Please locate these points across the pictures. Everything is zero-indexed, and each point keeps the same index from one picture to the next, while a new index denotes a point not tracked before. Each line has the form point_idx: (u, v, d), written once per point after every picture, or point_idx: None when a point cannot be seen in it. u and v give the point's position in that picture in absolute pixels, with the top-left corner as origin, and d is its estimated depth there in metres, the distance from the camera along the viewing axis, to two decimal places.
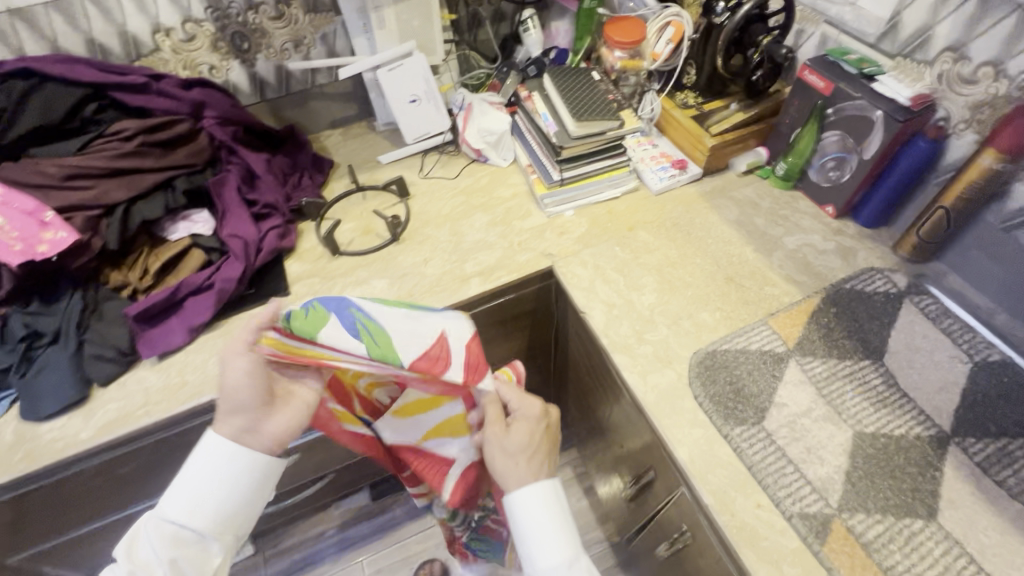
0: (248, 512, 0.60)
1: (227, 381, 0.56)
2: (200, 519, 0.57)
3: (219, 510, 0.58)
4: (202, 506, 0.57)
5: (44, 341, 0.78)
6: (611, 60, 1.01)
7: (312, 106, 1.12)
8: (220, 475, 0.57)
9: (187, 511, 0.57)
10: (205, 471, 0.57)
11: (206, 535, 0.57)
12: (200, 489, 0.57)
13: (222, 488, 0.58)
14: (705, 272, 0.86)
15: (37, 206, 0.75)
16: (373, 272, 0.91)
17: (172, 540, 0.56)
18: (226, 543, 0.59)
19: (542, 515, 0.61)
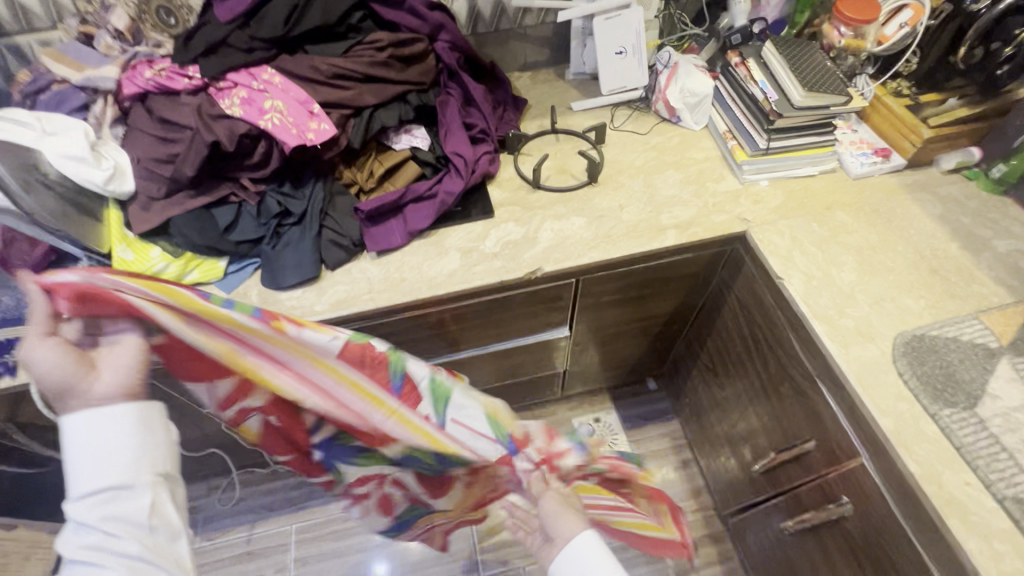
0: (154, 445, 0.57)
1: (36, 376, 0.54)
2: (111, 477, 0.54)
3: (121, 459, 0.55)
4: (108, 468, 0.54)
5: (291, 220, 0.87)
6: (833, 36, 1.00)
7: (512, 46, 1.16)
8: (99, 441, 0.55)
9: (92, 479, 0.54)
10: (84, 442, 0.54)
11: (132, 484, 0.55)
12: (89, 459, 0.54)
13: (108, 443, 0.55)
14: (908, 260, 0.86)
15: (309, 97, 0.83)
16: (572, 209, 0.95)
17: (105, 507, 0.54)
18: (153, 479, 0.56)
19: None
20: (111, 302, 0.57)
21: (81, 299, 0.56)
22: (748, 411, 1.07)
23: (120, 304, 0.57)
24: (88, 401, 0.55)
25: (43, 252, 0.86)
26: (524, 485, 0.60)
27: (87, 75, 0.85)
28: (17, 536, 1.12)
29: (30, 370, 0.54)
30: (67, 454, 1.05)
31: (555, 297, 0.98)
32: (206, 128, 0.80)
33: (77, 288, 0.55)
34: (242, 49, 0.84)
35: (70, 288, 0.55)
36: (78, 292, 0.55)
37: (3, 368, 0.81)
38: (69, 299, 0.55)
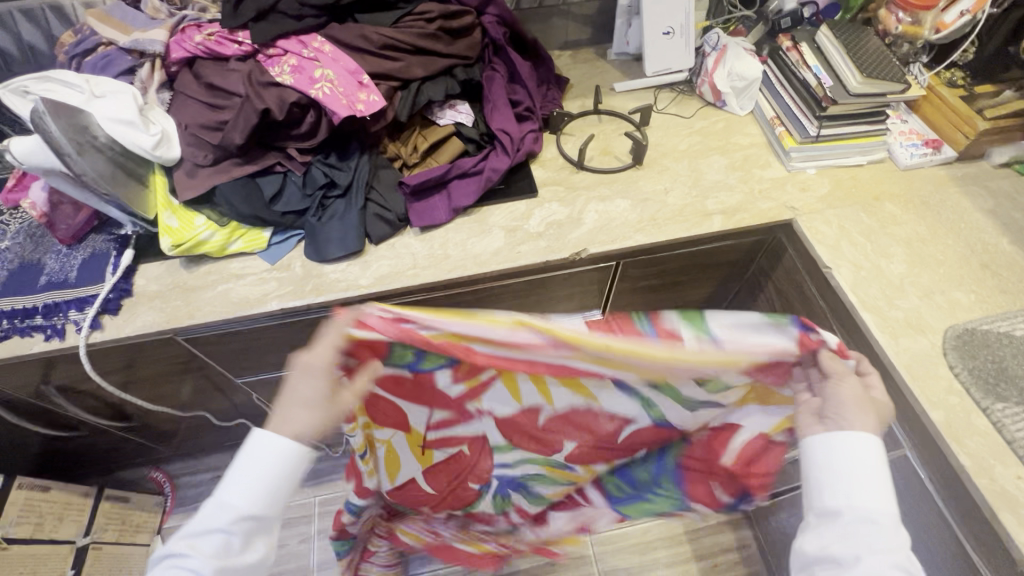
0: (296, 483, 0.54)
1: (291, 389, 0.54)
2: (260, 506, 0.52)
3: (267, 489, 0.52)
4: (262, 495, 0.52)
5: (335, 193, 0.87)
6: (890, 21, 0.98)
7: (553, 23, 1.14)
8: (276, 469, 0.52)
9: (249, 496, 0.51)
10: (253, 461, 0.52)
11: (268, 521, 0.52)
12: (263, 479, 0.52)
13: (281, 469, 0.52)
14: (958, 254, 0.85)
15: (358, 67, 0.82)
16: (616, 191, 0.94)
17: (238, 528, 0.51)
18: (276, 514, 0.53)
19: (862, 462, 0.48)
20: (385, 327, 0.51)
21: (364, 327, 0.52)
22: None
23: (443, 343, 0.51)
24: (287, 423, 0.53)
25: (86, 217, 0.86)
26: (840, 391, 0.51)
27: (134, 38, 0.84)
28: (52, 497, 1.14)
29: (290, 383, 0.54)
30: (103, 419, 1.07)
31: (594, 280, 0.97)
32: (257, 96, 0.79)
33: (399, 326, 0.51)
34: (292, 15, 0.83)
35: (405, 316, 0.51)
36: (390, 326, 0.51)
37: (52, 331, 0.80)
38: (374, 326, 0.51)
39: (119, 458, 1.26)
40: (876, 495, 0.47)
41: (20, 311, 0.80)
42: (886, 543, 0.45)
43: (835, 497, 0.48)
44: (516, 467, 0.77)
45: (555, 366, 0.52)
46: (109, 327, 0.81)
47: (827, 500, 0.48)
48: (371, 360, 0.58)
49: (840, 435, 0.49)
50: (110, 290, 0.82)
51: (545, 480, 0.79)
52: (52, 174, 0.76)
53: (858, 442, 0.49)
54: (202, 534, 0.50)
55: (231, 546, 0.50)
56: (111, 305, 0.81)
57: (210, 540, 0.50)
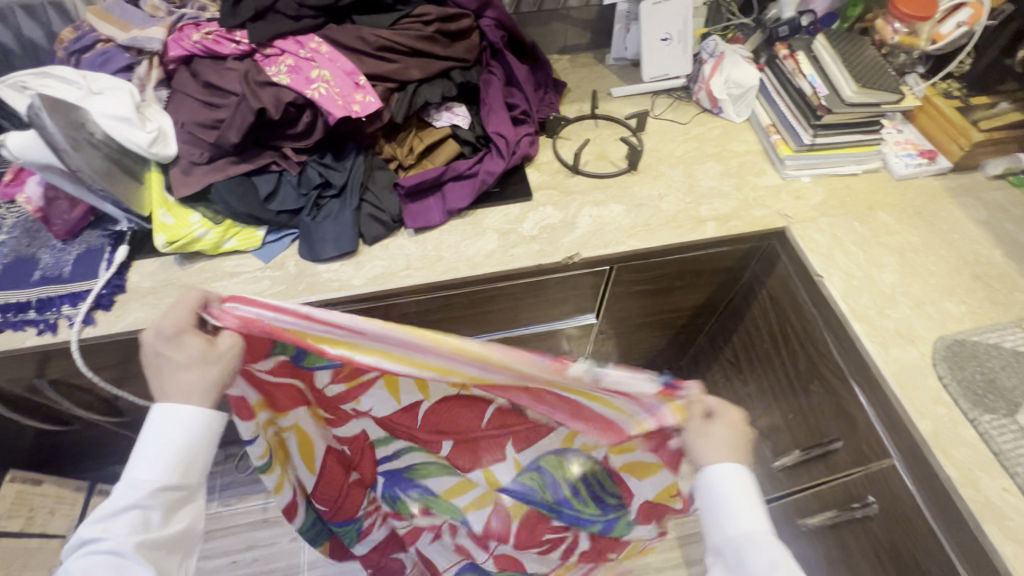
0: (203, 454, 0.57)
1: (184, 374, 0.56)
2: (173, 478, 0.55)
3: (177, 460, 0.55)
4: (173, 467, 0.55)
5: (331, 192, 0.87)
6: (887, 32, 0.98)
7: (553, 27, 1.14)
8: (182, 440, 0.55)
9: (157, 470, 0.54)
10: (157, 436, 0.55)
11: (184, 490, 0.56)
12: (172, 453, 0.55)
13: (186, 438, 0.56)
14: (950, 265, 0.85)
15: (355, 69, 0.83)
16: (611, 196, 0.95)
17: (154, 502, 0.54)
18: (189, 485, 0.56)
19: (732, 490, 0.56)
20: (274, 329, 0.60)
21: (246, 324, 0.59)
22: (771, 408, 1.07)
23: (312, 341, 0.61)
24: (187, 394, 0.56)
25: (82, 213, 0.86)
26: (685, 437, 0.61)
27: (133, 35, 0.84)
28: (44, 491, 1.14)
29: (182, 369, 0.56)
30: (96, 414, 1.07)
31: (588, 284, 0.97)
32: (253, 95, 0.79)
33: (273, 325, 0.59)
34: (290, 15, 0.83)
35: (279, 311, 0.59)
36: (269, 330, 0.60)
37: (44, 326, 0.80)
38: (264, 325, 0.59)
39: (113, 453, 1.27)
40: (747, 516, 0.55)
41: (13, 305, 0.81)
42: (763, 560, 0.52)
43: (718, 533, 0.56)
44: (398, 454, 0.92)
45: (427, 367, 0.62)
46: (102, 323, 0.81)
47: (715, 536, 0.56)
48: (257, 355, 0.65)
49: (710, 471, 0.58)
50: (104, 285, 0.82)
51: (426, 472, 0.94)
52: (48, 169, 0.76)
53: (718, 471, 0.57)
54: (116, 515, 0.52)
55: (147, 518, 0.53)
56: (104, 300, 0.82)
57: (126, 518, 0.52)
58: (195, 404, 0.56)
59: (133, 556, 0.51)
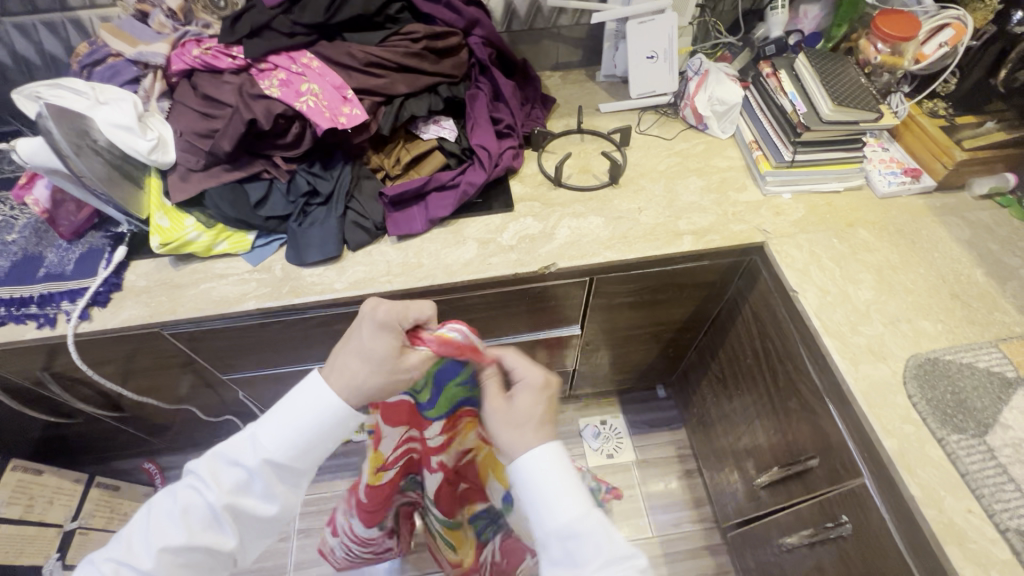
0: (321, 444, 0.59)
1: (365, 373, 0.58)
2: (287, 462, 0.57)
3: (297, 442, 0.57)
4: (292, 452, 0.57)
5: (318, 200, 0.91)
6: (870, 51, 0.99)
7: (544, 45, 1.18)
8: (309, 429, 0.58)
9: (278, 446, 0.57)
10: (292, 412, 0.58)
11: (290, 476, 0.58)
12: (296, 437, 0.57)
13: (314, 431, 0.58)
14: (928, 283, 0.85)
15: (343, 83, 0.87)
16: (591, 208, 0.96)
17: (264, 476, 0.57)
18: (294, 469, 0.58)
19: (551, 475, 0.55)
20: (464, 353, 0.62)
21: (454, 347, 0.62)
22: (754, 425, 1.06)
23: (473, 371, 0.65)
24: (340, 374, 0.59)
25: (87, 214, 0.92)
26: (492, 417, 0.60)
27: (139, 50, 0.90)
28: (45, 481, 1.18)
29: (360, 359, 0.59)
30: (96, 408, 1.11)
31: (568, 295, 0.98)
32: (246, 106, 0.84)
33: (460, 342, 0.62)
34: (285, 33, 0.88)
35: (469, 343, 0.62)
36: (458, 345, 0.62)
37: (44, 320, 0.85)
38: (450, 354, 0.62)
39: (114, 447, 1.31)
40: (569, 499, 0.55)
41: (17, 299, 0.86)
42: (583, 546, 0.53)
43: (540, 523, 0.55)
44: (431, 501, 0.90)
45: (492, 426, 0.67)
46: (97, 319, 0.86)
47: (540, 527, 0.55)
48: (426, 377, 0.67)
49: (521, 462, 0.57)
50: (101, 283, 0.87)
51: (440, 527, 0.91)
52: (56, 173, 0.81)
53: (531, 460, 0.56)
54: (231, 469, 0.57)
55: (250, 486, 0.57)
56: (100, 297, 0.86)
57: (235, 473, 0.56)
58: (340, 395, 0.58)
59: (223, 516, 0.55)
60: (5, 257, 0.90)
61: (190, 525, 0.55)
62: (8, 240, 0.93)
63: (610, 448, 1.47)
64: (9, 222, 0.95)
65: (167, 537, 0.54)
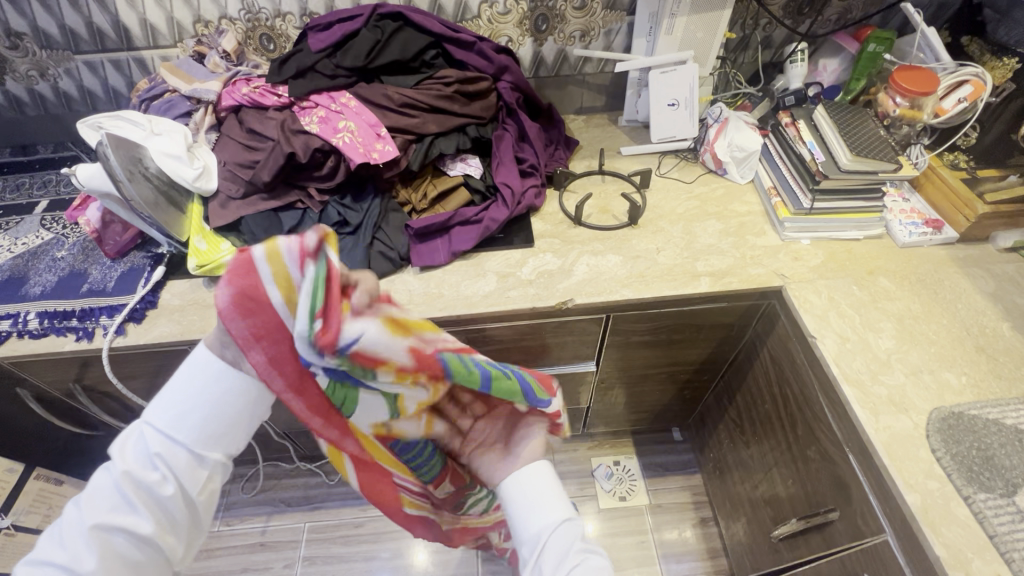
0: (205, 410, 0.54)
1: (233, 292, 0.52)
2: (183, 433, 0.54)
3: (185, 412, 0.54)
4: (185, 423, 0.54)
5: (347, 230, 0.95)
6: (888, 105, 1.01)
7: (569, 90, 1.23)
8: (192, 394, 0.54)
9: (164, 417, 0.54)
10: (177, 381, 0.55)
11: (194, 452, 0.54)
12: (184, 407, 0.54)
13: (195, 397, 0.54)
14: (952, 334, 0.83)
15: (378, 122, 0.92)
16: (609, 247, 0.99)
17: (159, 446, 0.53)
18: (193, 442, 0.54)
19: (541, 479, 0.61)
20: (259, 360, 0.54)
21: (241, 286, 0.51)
22: (772, 473, 1.04)
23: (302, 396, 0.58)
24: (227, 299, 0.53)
25: (132, 235, 0.98)
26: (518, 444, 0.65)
27: (194, 87, 0.98)
28: (64, 491, 1.21)
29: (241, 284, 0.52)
30: (121, 422, 1.15)
31: (584, 331, 0.99)
32: (287, 140, 0.90)
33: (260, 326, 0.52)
34: (327, 75, 0.95)
35: (284, 348, 0.54)
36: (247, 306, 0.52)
37: (83, 333, 0.90)
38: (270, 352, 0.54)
39: None
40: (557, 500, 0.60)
41: (61, 312, 0.91)
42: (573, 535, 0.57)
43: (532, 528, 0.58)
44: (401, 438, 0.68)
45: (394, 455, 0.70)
46: (132, 334, 0.90)
47: (526, 531, 0.59)
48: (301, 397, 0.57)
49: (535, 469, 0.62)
50: (138, 300, 0.92)
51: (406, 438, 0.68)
52: (107, 198, 0.87)
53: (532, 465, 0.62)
54: (131, 447, 0.54)
55: (150, 462, 0.53)
56: (137, 313, 0.91)
57: (135, 450, 0.53)
58: (210, 362, 0.56)
59: (125, 493, 0.51)
60: (52, 272, 0.96)
61: (94, 510, 0.51)
62: (57, 256, 0.99)
63: (623, 490, 1.47)
64: (60, 239, 1.02)
65: (77, 527, 0.51)
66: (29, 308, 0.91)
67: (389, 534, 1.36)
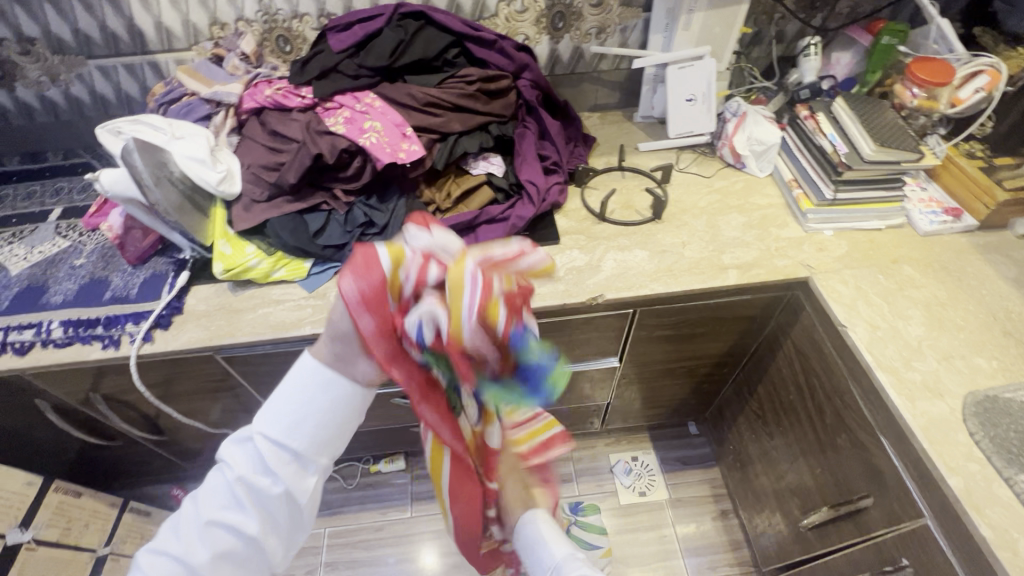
0: (317, 415, 0.50)
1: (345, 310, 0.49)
2: (294, 441, 0.49)
3: (296, 418, 0.49)
4: (294, 429, 0.49)
5: (373, 231, 0.94)
6: (906, 96, 1.02)
7: (584, 88, 1.24)
8: (303, 395, 0.50)
9: (272, 421, 0.49)
10: (291, 381, 0.51)
11: (303, 458, 0.50)
12: (294, 412, 0.49)
13: (309, 400, 0.50)
14: (979, 320, 0.85)
15: (403, 121, 0.92)
16: (635, 242, 0.99)
17: (267, 454, 0.49)
18: (300, 448, 0.49)
19: (535, 531, 0.64)
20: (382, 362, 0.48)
21: (380, 306, 0.46)
22: (799, 463, 1.04)
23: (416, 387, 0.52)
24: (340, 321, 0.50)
25: (152, 241, 0.96)
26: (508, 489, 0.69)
27: (214, 90, 0.97)
28: (82, 504, 1.18)
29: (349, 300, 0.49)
30: (139, 430, 1.13)
31: (612, 326, 1.00)
32: (313, 142, 0.89)
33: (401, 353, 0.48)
34: (350, 75, 0.95)
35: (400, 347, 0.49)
36: (387, 331, 0.46)
37: (108, 341, 0.88)
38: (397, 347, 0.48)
39: (151, 470, 1.32)
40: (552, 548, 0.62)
41: (84, 321, 0.89)
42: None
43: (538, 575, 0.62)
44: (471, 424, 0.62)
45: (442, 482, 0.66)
46: (159, 341, 0.89)
47: None
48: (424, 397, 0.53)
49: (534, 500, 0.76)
50: (164, 307, 0.90)
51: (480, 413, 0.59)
52: (131, 204, 0.86)
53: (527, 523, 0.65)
54: (245, 444, 0.50)
55: (260, 466, 0.49)
56: (163, 320, 0.90)
57: (245, 451, 0.50)
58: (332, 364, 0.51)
59: (235, 494, 0.49)
60: (73, 280, 0.95)
61: (211, 499, 0.49)
62: (76, 264, 0.97)
63: (642, 485, 1.47)
64: (78, 247, 1.00)
65: (197, 512, 0.50)
66: (51, 318, 0.89)
67: (411, 536, 1.36)
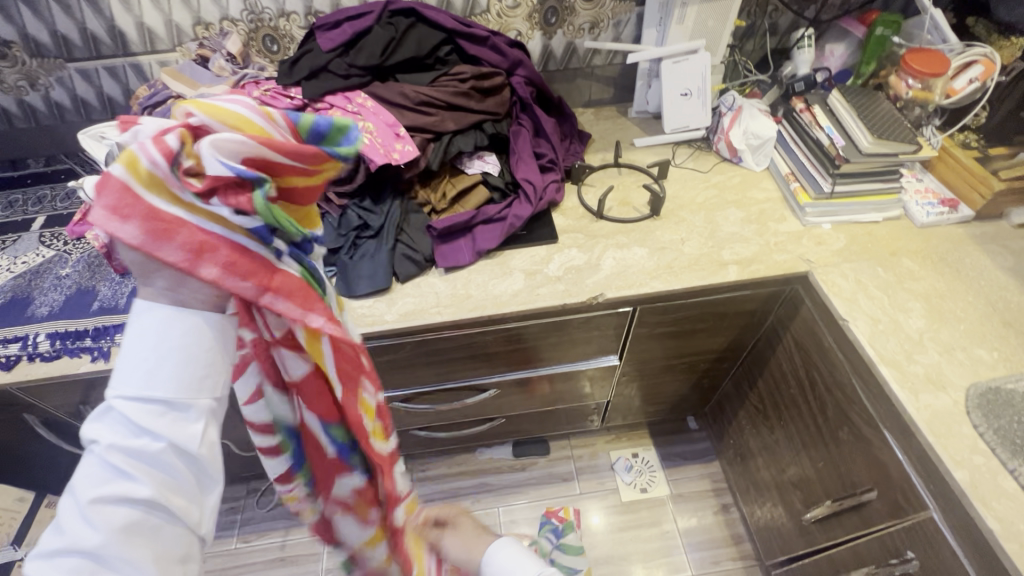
0: (175, 348, 0.42)
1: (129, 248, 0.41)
2: (159, 385, 0.41)
3: (154, 360, 0.41)
4: (155, 371, 0.41)
5: (368, 233, 0.93)
6: (901, 87, 1.02)
7: (577, 83, 1.22)
8: (150, 336, 0.42)
9: (124, 374, 0.41)
10: (130, 333, 0.42)
11: (177, 404, 0.42)
12: (147, 354, 0.41)
13: (162, 338, 0.42)
14: (978, 311, 0.85)
15: (396, 121, 0.90)
16: (634, 239, 0.98)
17: (129, 409, 0.40)
18: (170, 389, 0.41)
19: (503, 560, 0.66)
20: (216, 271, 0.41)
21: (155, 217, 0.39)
22: (801, 456, 1.04)
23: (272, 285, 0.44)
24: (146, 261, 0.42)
25: None
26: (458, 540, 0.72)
27: (201, 92, 0.94)
28: None
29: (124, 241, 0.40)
30: None
31: (611, 325, 0.99)
32: None
33: (199, 238, 0.40)
34: (341, 75, 0.92)
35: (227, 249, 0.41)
36: (163, 227, 0.39)
37: (98, 353, 0.86)
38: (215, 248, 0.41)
39: None
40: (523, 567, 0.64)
41: (72, 333, 0.87)
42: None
43: None
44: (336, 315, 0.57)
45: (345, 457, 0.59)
46: None
47: None
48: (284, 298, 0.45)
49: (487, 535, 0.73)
50: None
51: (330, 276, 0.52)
52: None
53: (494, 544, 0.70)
54: (102, 417, 0.41)
55: (129, 428, 0.41)
56: None
57: (102, 422, 0.41)
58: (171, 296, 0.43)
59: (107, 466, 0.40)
60: (59, 291, 0.92)
61: (79, 488, 0.39)
62: (62, 274, 0.95)
63: (643, 482, 1.47)
64: (63, 256, 0.97)
65: (72, 510, 0.39)
66: (37, 331, 0.87)
67: None
